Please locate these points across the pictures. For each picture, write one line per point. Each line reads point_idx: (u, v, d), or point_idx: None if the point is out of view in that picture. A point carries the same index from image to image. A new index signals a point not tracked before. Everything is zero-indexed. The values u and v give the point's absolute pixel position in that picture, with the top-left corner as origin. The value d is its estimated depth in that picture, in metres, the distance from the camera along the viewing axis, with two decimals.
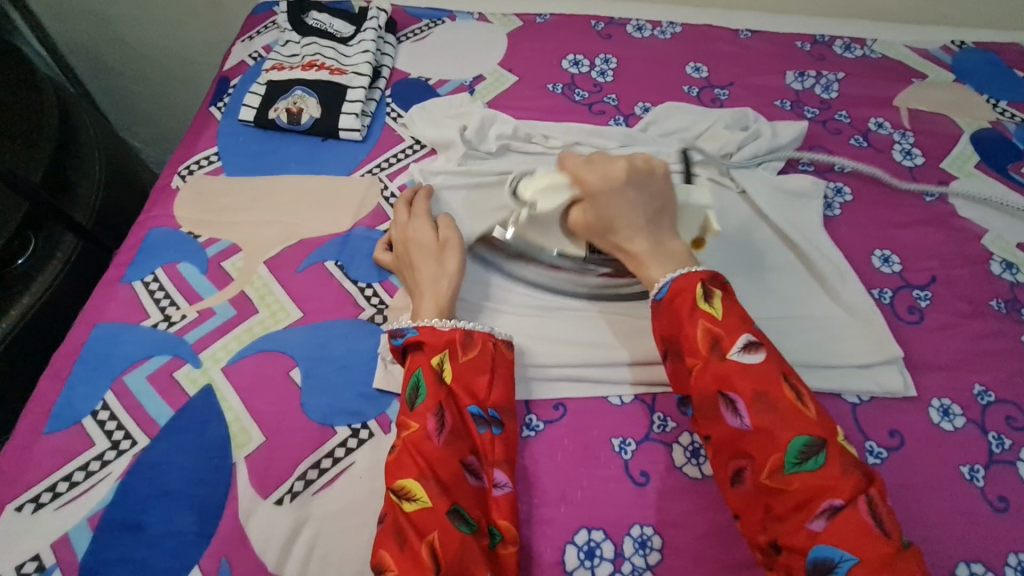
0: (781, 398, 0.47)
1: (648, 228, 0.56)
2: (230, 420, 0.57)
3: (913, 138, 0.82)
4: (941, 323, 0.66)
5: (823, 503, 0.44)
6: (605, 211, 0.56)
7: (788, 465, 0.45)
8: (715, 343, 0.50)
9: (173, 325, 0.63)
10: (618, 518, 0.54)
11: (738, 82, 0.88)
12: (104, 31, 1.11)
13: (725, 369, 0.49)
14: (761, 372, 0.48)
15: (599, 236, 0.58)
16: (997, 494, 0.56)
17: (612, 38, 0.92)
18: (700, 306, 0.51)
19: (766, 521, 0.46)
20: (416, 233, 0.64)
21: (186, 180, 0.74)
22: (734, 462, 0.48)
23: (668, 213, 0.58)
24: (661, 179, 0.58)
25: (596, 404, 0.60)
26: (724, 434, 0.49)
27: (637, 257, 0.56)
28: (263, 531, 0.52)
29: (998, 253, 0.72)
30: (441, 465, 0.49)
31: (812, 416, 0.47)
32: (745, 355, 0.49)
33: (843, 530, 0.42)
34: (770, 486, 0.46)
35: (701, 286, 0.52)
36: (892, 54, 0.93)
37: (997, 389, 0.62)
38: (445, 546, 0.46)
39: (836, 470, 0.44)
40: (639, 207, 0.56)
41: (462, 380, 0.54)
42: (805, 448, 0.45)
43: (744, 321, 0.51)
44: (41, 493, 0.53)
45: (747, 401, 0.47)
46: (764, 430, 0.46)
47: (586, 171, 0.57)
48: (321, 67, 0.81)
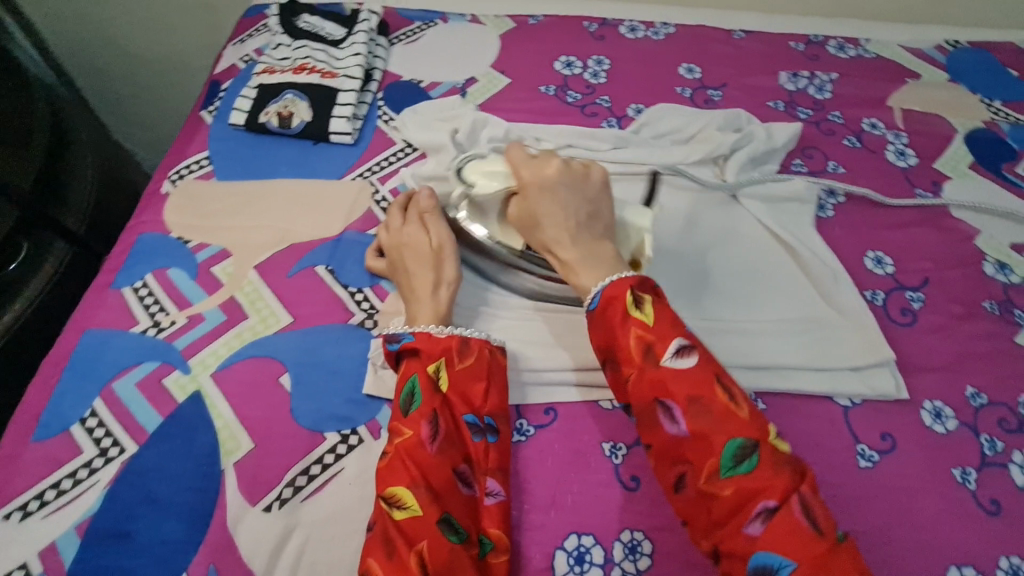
0: (714, 399, 0.46)
1: (573, 229, 0.56)
2: (219, 427, 0.57)
3: (907, 139, 0.82)
4: (934, 325, 0.66)
5: (759, 506, 0.42)
6: (533, 203, 0.57)
7: (722, 469, 0.44)
8: (647, 349, 0.49)
9: (162, 331, 0.63)
10: (608, 523, 0.54)
11: (731, 83, 0.88)
12: (97, 34, 1.11)
13: (660, 375, 0.48)
14: (694, 376, 0.47)
15: (528, 231, 0.59)
16: (989, 497, 0.56)
17: (604, 40, 0.92)
18: (632, 312, 0.50)
19: (709, 528, 0.45)
20: (411, 239, 0.64)
21: (177, 185, 0.74)
22: (674, 469, 0.47)
23: (600, 219, 0.58)
24: (599, 185, 0.59)
25: (587, 408, 0.60)
26: (661, 442, 0.47)
27: (560, 258, 0.56)
28: (252, 538, 0.52)
29: (992, 254, 0.72)
30: (434, 474, 0.49)
31: (744, 416, 0.45)
32: (678, 359, 0.48)
33: (778, 532, 0.41)
34: (707, 491, 0.44)
35: (631, 293, 0.51)
36: (886, 54, 0.92)
37: (990, 391, 0.62)
38: (435, 555, 0.45)
39: (769, 471, 0.43)
40: (568, 207, 0.57)
41: (458, 388, 0.54)
42: (738, 449, 0.44)
43: (675, 324, 0.50)
44: (29, 501, 0.53)
45: (682, 407, 0.46)
46: (699, 435, 0.45)
47: (524, 164, 0.59)
48: (312, 70, 0.81)
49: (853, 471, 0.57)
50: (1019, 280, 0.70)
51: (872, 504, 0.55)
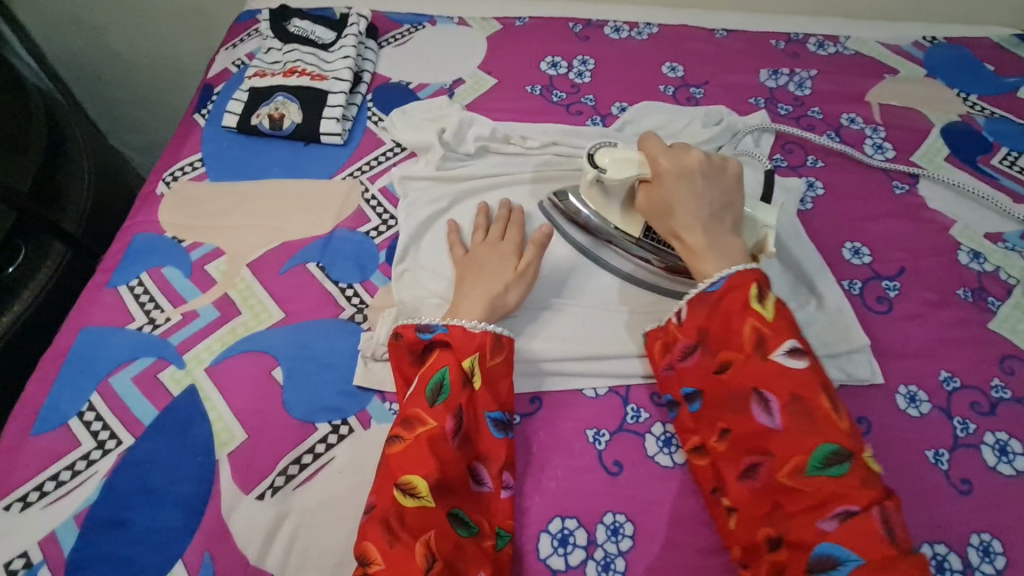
0: (816, 404, 0.48)
1: (705, 219, 0.57)
2: (213, 419, 0.59)
3: (885, 133, 0.84)
4: (909, 312, 0.68)
5: (838, 508, 0.45)
6: (670, 193, 0.58)
7: (811, 467, 0.46)
8: (760, 341, 0.50)
9: (157, 328, 0.64)
10: (591, 507, 0.56)
11: (713, 81, 0.90)
12: (92, 40, 1.13)
13: (766, 368, 0.49)
14: (802, 377, 0.48)
15: (660, 219, 0.60)
16: (961, 477, 0.58)
17: (589, 40, 0.94)
18: (752, 303, 0.51)
19: (774, 517, 0.48)
20: (502, 252, 0.65)
21: (171, 186, 0.76)
22: (753, 456, 0.50)
23: (732, 211, 0.58)
24: (734, 182, 0.60)
25: (572, 397, 0.62)
26: (748, 429, 0.50)
27: (689, 246, 0.57)
28: (245, 525, 0.53)
29: (966, 243, 0.74)
30: (451, 468, 0.51)
31: (844, 426, 0.47)
32: (788, 357, 0.49)
33: (852, 533, 0.43)
34: (788, 485, 0.47)
35: (756, 285, 0.52)
36: (865, 51, 0.94)
37: (963, 375, 0.64)
38: (441, 544, 0.48)
39: (858, 480, 0.45)
40: (704, 199, 0.57)
41: (488, 385, 0.56)
42: (831, 455, 0.46)
43: (791, 325, 0.51)
44: (29, 492, 0.55)
45: (781, 403, 0.48)
46: (793, 432, 0.47)
47: (661, 155, 0.60)
48: (302, 74, 0.83)
49: None
50: (993, 268, 0.72)
51: None
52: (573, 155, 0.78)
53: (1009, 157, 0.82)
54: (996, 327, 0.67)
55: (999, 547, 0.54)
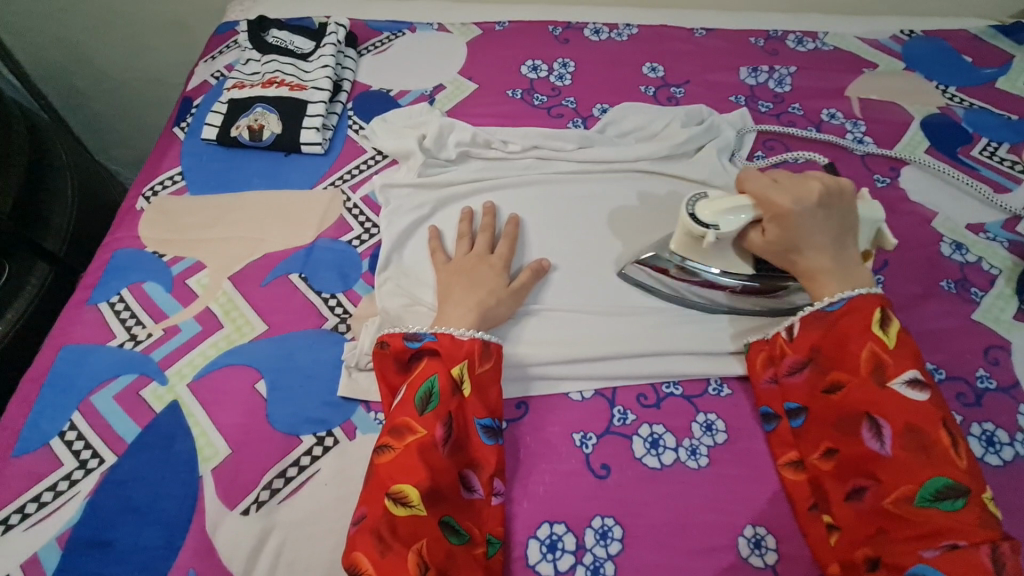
0: (935, 437, 0.49)
1: (831, 250, 0.56)
2: (197, 434, 0.58)
3: (865, 127, 0.84)
4: (893, 306, 0.68)
5: (946, 540, 0.45)
6: (796, 231, 0.55)
7: (921, 497, 0.47)
8: (878, 367, 0.52)
9: (139, 344, 0.64)
10: (579, 510, 0.55)
11: (694, 80, 0.90)
12: (74, 57, 1.12)
13: (882, 394, 0.51)
14: (920, 409, 0.50)
15: (780, 254, 0.57)
16: None
17: (569, 43, 0.94)
18: (874, 330, 0.53)
19: (875, 540, 0.49)
20: (490, 269, 0.64)
21: (151, 201, 0.75)
22: (859, 478, 0.51)
23: (852, 234, 0.57)
24: (852, 202, 0.57)
25: (557, 401, 0.61)
26: (859, 451, 0.51)
27: (817, 278, 0.57)
28: (230, 541, 0.53)
29: (948, 235, 0.74)
30: (442, 476, 0.51)
31: (962, 464, 0.48)
32: (907, 388, 0.51)
33: (958, 564, 0.44)
34: (894, 510, 0.48)
35: (880, 312, 0.54)
36: (843, 46, 0.95)
37: (948, 366, 0.64)
38: (432, 552, 0.48)
39: (973, 517, 0.46)
40: (828, 229, 0.56)
41: (478, 392, 0.56)
42: (945, 487, 0.47)
43: (914, 358, 0.52)
44: (10, 515, 0.54)
45: (895, 429, 0.50)
46: (905, 460, 0.49)
47: (776, 194, 0.55)
48: (281, 84, 0.82)
49: None
50: (975, 259, 0.72)
51: None
52: (554, 159, 0.78)
53: (989, 148, 0.83)
54: (980, 318, 0.67)
55: None
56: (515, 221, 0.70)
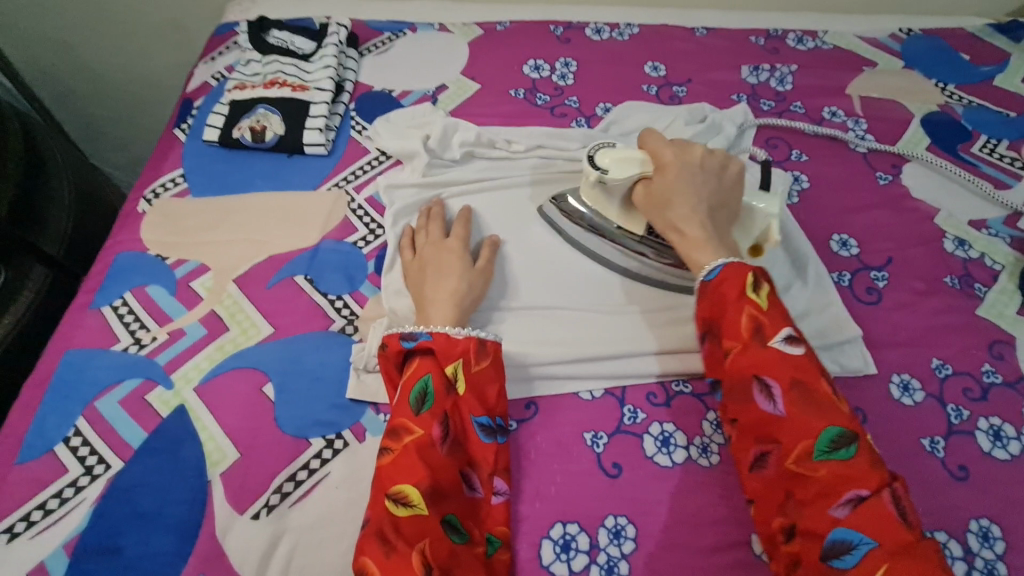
0: (817, 389, 0.48)
1: (704, 213, 0.58)
2: (204, 439, 0.57)
3: (866, 125, 0.85)
4: (898, 302, 0.68)
5: (850, 493, 0.44)
6: (671, 185, 0.59)
7: (817, 453, 0.45)
8: (758, 329, 0.50)
9: (143, 348, 0.63)
10: (592, 510, 0.55)
11: (696, 79, 0.90)
12: (70, 59, 1.11)
13: (765, 356, 0.49)
14: (801, 364, 0.48)
15: (657, 211, 0.60)
16: (958, 463, 0.58)
17: (571, 42, 0.94)
18: (747, 293, 0.51)
19: (785, 505, 0.47)
20: (452, 252, 0.65)
21: (152, 204, 0.74)
22: (760, 445, 0.49)
23: (727, 207, 0.59)
24: (734, 176, 0.60)
25: (567, 400, 0.61)
26: (753, 418, 0.49)
27: (690, 239, 0.57)
28: (241, 546, 0.52)
29: (951, 231, 0.74)
30: (443, 474, 0.51)
31: (846, 411, 0.47)
32: (786, 344, 0.49)
33: (867, 517, 0.43)
34: (797, 471, 0.46)
35: (751, 276, 0.52)
36: (843, 45, 0.95)
37: (954, 362, 0.64)
38: (437, 551, 0.47)
39: (866, 464, 0.45)
40: (702, 191, 0.59)
41: (474, 392, 0.55)
42: (838, 439, 0.45)
43: (785, 314, 0.51)
44: (15, 523, 0.53)
45: (783, 389, 0.48)
46: (797, 417, 0.47)
47: (667, 148, 0.61)
48: (283, 85, 0.82)
49: None
50: (978, 255, 0.73)
51: None
52: (558, 158, 0.78)
53: (988, 145, 0.83)
54: (984, 313, 0.68)
55: (998, 532, 0.55)
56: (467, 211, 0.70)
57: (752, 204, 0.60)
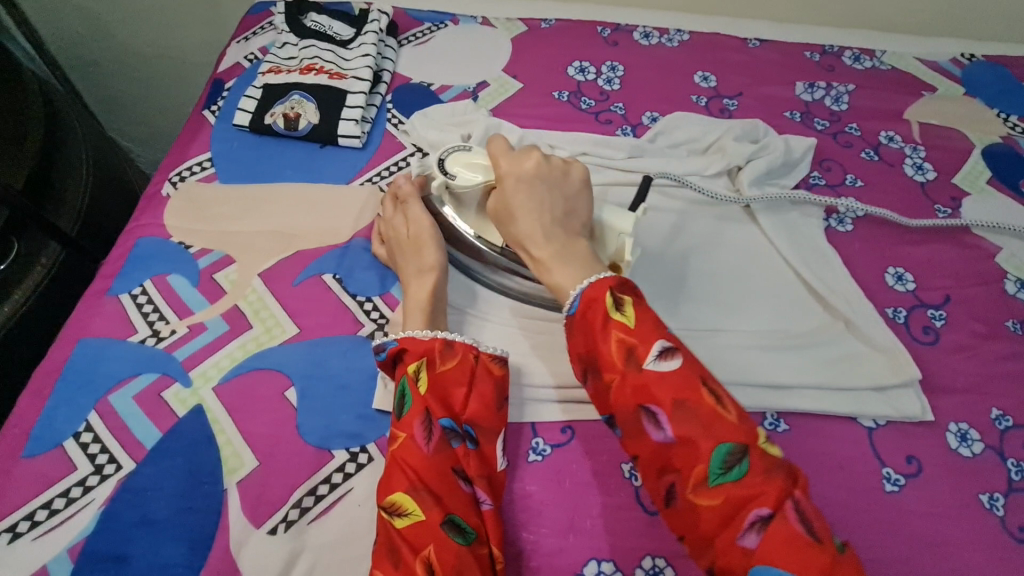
0: (701, 403, 0.43)
1: (547, 225, 0.53)
2: (222, 443, 0.54)
3: (925, 153, 0.81)
4: (957, 345, 0.65)
5: (752, 515, 0.40)
6: (510, 195, 0.54)
7: (712, 476, 0.41)
8: (629, 353, 0.46)
9: (161, 341, 0.60)
10: (629, 548, 0.52)
11: (747, 93, 0.86)
12: (96, 28, 1.08)
13: (642, 379, 0.45)
14: (678, 380, 0.44)
15: (503, 226, 0.56)
16: (1019, 524, 0.54)
17: (618, 46, 0.90)
18: (612, 315, 0.47)
19: (702, 543, 0.42)
20: (396, 229, 0.63)
21: (177, 188, 0.71)
22: (662, 480, 0.44)
23: (574, 217, 0.54)
24: (577, 183, 0.56)
25: (605, 427, 0.58)
26: (648, 451, 0.44)
27: (535, 258, 0.53)
28: (257, 563, 0.49)
29: (1013, 272, 0.71)
30: (432, 477, 0.47)
31: (733, 419, 0.43)
32: (660, 361, 0.45)
33: (776, 543, 0.39)
34: (699, 502, 0.42)
35: (611, 294, 0.48)
36: (901, 66, 0.91)
37: (1016, 413, 0.60)
38: (442, 559, 0.44)
39: (761, 476, 0.41)
40: (544, 202, 0.54)
41: (438, 391, 0.51)
42: (727, 455, 0.41)
43: (656, 325, 0.47)
44: (19, 522, 0.50)
45: (667, 411, 0.43)
46: (686, 440, 0.42)
47: (503, 156, 0.57)
48: (320, 71, 0.78)
49: (878, 495, 0.55)
50: None
51: (897, 529, 0.54)
52: (604, 167, 0.74)
53: None
54: None
55: None
56: (414, 196, 0.64)
57: (603, 220, 0.57)
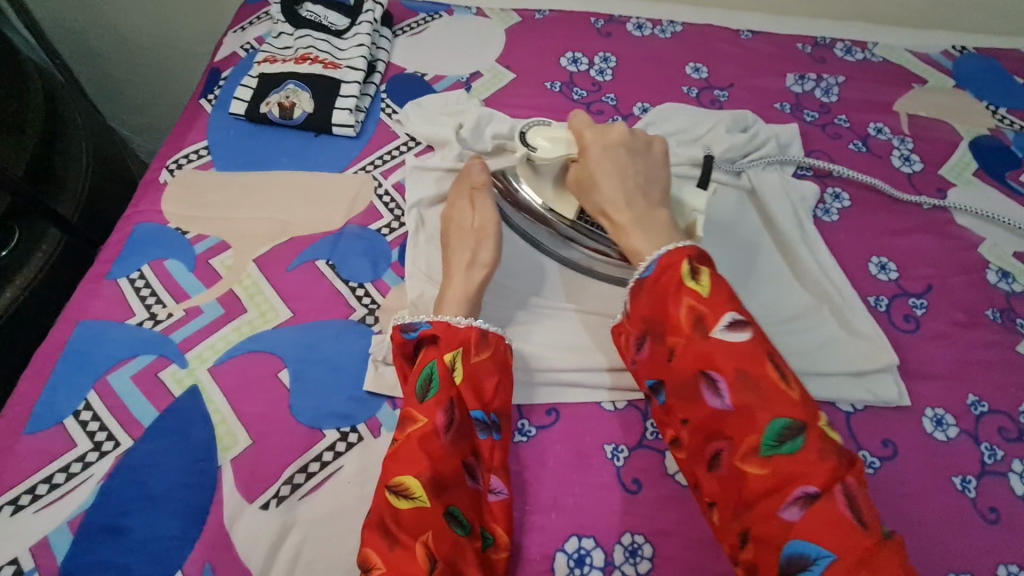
0: (764, 376, 0.46)
1: (629, 193, 0.59)
2: (216, 422, 0.56)
3: (913, 144, 0.82)
4: (935, 332, 0.66)
5: (798, 490, 0.43)
6: (595, 164, 0.60)
7: (765, 447, 0.44)
8: (698, 320, 0.49)
9: (158, 324, 0.62)
10: (610, 525, 0.53)
11: (738, 84, 0.87)
12: (95, 18, 1.09)
13: (707, 348, 0.48)
14: (745, 352, 0.47)
15: (586, 196, 0.61)
16: (989, 505, 0.56)
17: (611, 37, 0.91)
18: (686, 283, 0.50)
19: (742, 510, 0.46)
20: (457, 214, 0.65)
21: (175, 175, 0.72)
22: (713, 444, 0.48)
23: (655, 185, 0.60)
24: (657, 155, 0.63)
25: (588, 410, 0.59)
26: (704, 414, 0.48)
27: (616, 222, 0.58)
28: (249, 536, 0.51)
29: (995, 262, 0.72)
30: (445, 465, 0.49)
31: (795, 397, 0.46)
32: (728, 332, 0.48)
33: (816, 518, 0.41)
34: (746, 469, 0.45)
35: (688, 263, 0.51)
36: (893, 58, 0.92)
37: (991, 399, 0.62)
38: (440, 546, 0.46)
39: (814, 455, 0.43)
40: (629, 172, 0.60)
41: (471, 381, 0.53)
42: (784, 430, 0.44)
43: (730, 299, 0.49)
44: (21, 495, 0.52)
45: (728, 380, 0.47)
46: (744, 410, 0.46)
47: (588, 130, 0.63)
48: (315, 60, 0.79)
49: None
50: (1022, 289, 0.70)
51: None
52: None
53: None
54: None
55: None
56: (485, 189, 0.66)
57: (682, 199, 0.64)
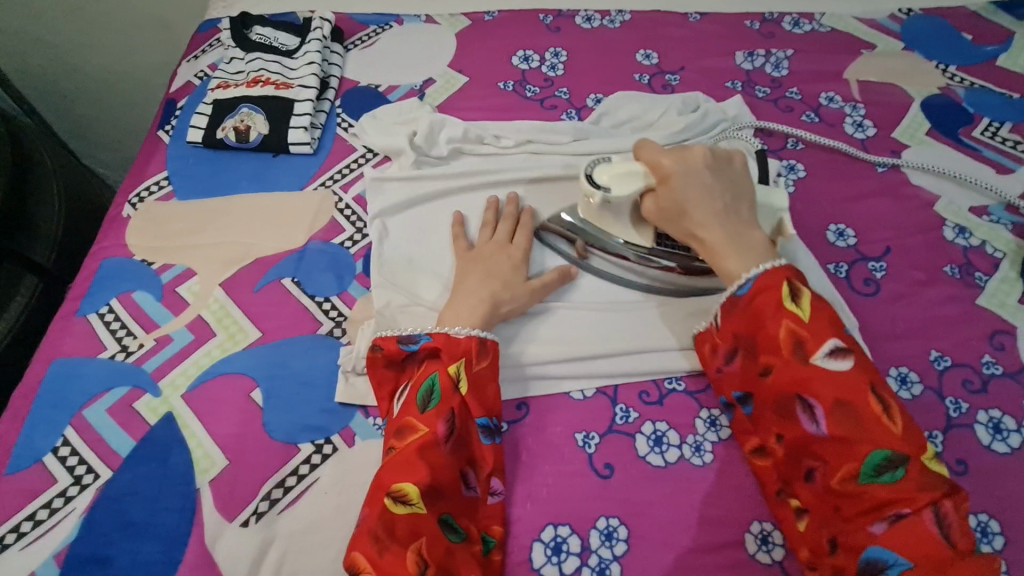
0: (865, 407, 0.46)
1: (722, 215, 0.55)
2: (192, 446, 0.57)
3: (865, 110, 0.83)
4: (895, 293, 0.67)
5: (891, 511, 0.44)
6: (681, 193, 0.55)
7: (862, 473, 0.46)
8: (798, 344, 0.49)
9: (130, 355, 0.63)
10: (585, 511, 0.55)
11: (689, 66, 0.88)
12: (57, 60, 1.10)
13: (804, 373, 0.48)
14: (847, 380, 0.47)
15: (673, 222, 0.57)
16: (956, 458, 0.57)
17: (561, 31, 0.92)
18: (785, 304, 0.50)
19: (831, 520, 0.48)
20: (511, 255, 0.65)
21: (137, 208, 0.73)
22: (805, 462, 0.49)
23: (745, 202, 0.57)
24: (740, 169, 0.59)
25: (558, 401, 0.60)
26: (796, 434, 0.49)
27: (711, 246, 0.55)
28: (230, 554, 0.52)
29: (951, 218, 0.73)
30: (443, 473, 0.50)
31: (897, 429, 0.46)
32: (830, 359, 0.48)
33: (905, 537, 0.43)
34: (840, 490, 0.47)
35: (790, 285, 0.51)
36: (840, 27, 0.93)
37: (954, 354, 0.63)
38: (432, 550, 0.47)
39: (915, 484, 0.44)
40: (715, 193, 0.55)
41: (475, 391, 0.55)
42: (883, 459, 0.45)
43: (833, 324, 0.49)
44: (6, 534, 0.53)
45: (826, 407, 0.47)
46: (841, 437, 0.46)
47: (664, 157, 0.57)
48: (266, 83, 0.80)
49: None
50: (979, 242, 0.71)
51: None
52: (548, 152, 0.76)
53: (990, 127, 0.81)
54: (984, 303, 0.66)
55: (997, 527, 0.54)
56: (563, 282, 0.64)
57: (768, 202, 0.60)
